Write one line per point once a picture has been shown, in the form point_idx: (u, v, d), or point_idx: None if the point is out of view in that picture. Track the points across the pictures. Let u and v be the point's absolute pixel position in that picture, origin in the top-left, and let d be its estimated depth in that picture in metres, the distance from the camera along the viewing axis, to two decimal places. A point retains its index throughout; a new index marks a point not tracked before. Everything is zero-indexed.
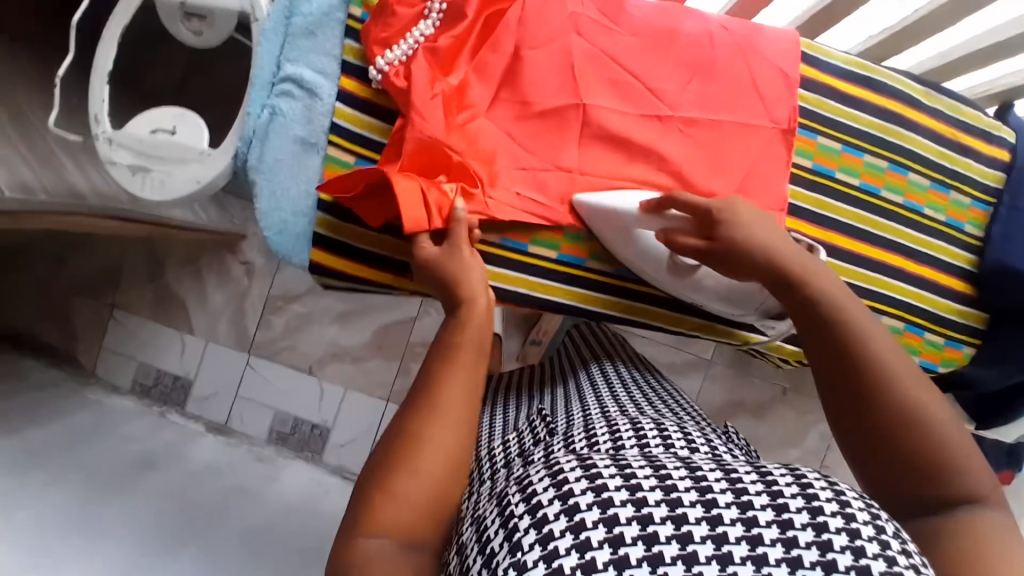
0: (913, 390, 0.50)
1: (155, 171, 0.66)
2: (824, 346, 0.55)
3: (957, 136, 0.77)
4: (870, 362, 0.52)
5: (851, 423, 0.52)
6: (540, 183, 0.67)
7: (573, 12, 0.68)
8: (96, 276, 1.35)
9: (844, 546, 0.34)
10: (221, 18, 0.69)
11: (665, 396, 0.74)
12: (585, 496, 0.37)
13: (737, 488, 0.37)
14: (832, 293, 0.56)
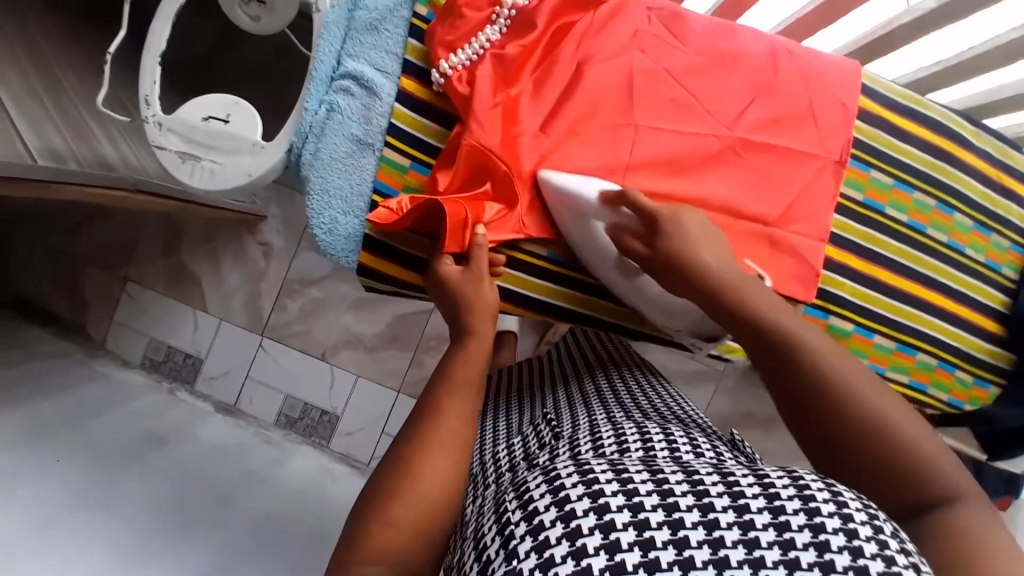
0: (861, 391, 0.47)
1: (205, 160, 0.66)
2: (766, 354, 0.51)
3: (1002, 179, 0.77)
4: (811, 369, 0.48)
5: (809, 430, 0.48)
6: None
7: (637, 28, 0.68)
8: (112, 247, 1.34)
9: (843, 546, 0.32)
10: (281, 5, 0.67)
11: (669, 397, 0.71)
12: (581, 501, 0.37)
13: (734, 491, 0.36)
14: (759, 294, 0.53)
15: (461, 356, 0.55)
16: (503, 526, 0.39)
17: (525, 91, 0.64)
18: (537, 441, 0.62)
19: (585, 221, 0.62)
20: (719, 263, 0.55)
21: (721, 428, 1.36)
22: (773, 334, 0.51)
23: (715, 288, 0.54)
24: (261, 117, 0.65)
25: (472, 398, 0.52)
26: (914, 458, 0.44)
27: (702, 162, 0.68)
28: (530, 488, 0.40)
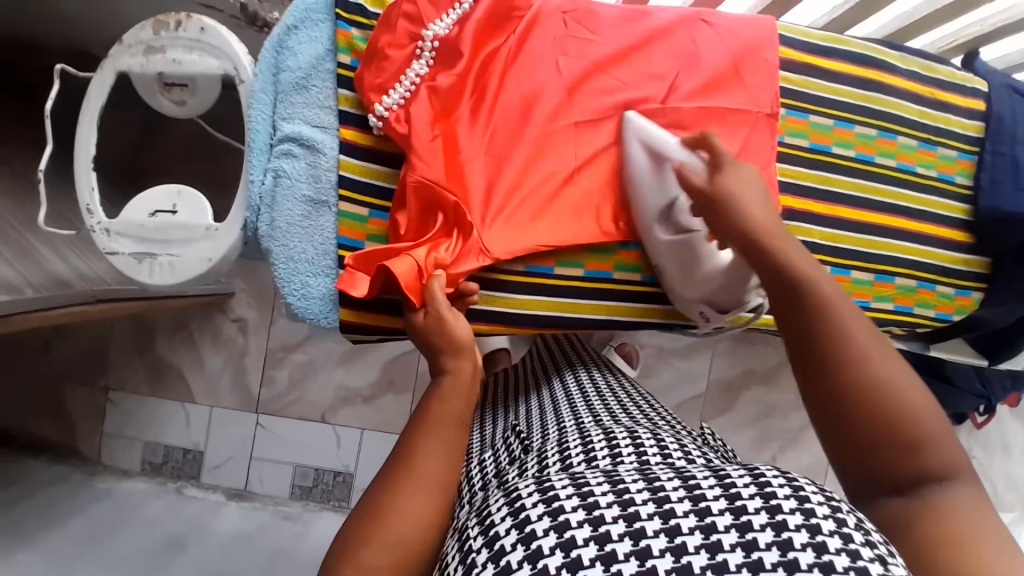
0: (870, 359, 0.49)
1: (160, 256, 0.64)
2: (793, 306, 0.55)
3: (933, 93, 0.80)
4: (830, 328, 0.51)
5: (810, 379, 0.51)
6: (538, 207, 0.67)
7: (557, 32, 0.69)
8: (83, 359, 1.29)
9: (805, 542, 0.35)
10: (202, 84, 0.66)
11: (636, 398, 0.75)
12: (541, 522, 0.39)
13: (695, 495, 0.39)
14: (794, 252, 0.57)
15: (437, 395, 0.56)
16: (467, 557, 0.41)
17: (463, 118, 0.65)
18: (507, 456, 0.65)
19: (659, 165, 0.65)
20: (759, 224, 0.58)
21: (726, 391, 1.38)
22: (799, 290, 0.54)
23: (758, 240, 0.58)
24: (209, 201, 0.64)
25: (452, 437, 0.53)
26: (909, 428, 0.46)
27: None
28: (493, 513, 0.43)
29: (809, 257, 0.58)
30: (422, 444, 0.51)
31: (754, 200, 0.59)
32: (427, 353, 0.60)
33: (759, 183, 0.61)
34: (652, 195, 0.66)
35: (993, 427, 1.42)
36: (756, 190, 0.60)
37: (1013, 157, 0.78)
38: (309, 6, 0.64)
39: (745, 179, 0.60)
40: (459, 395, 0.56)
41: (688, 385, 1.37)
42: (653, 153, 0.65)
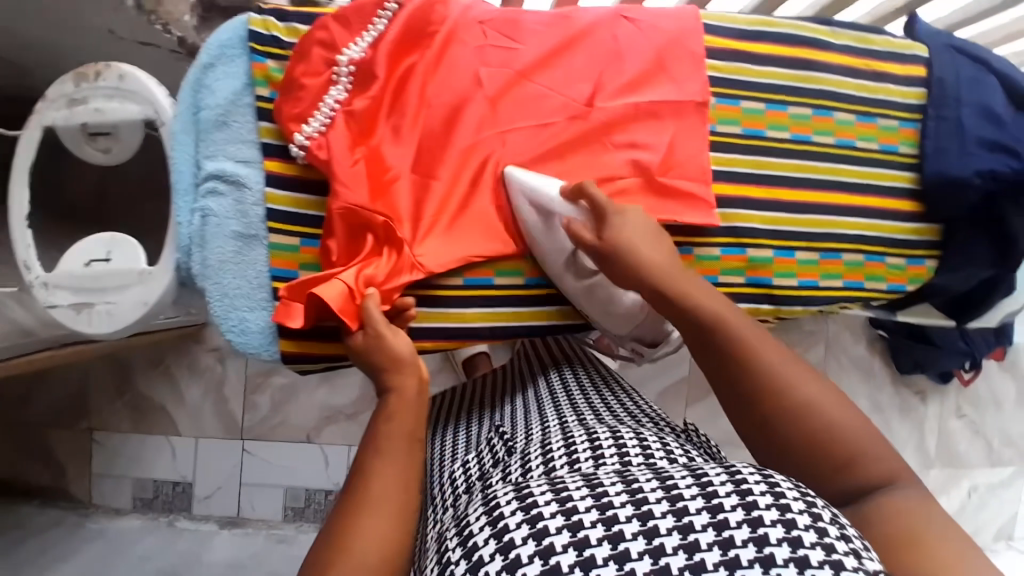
0: (800, 392, 0.55)
1: (98, 304, 0.64)
2: (712, 351, 0.58)
3: (869, 64, 0.79)
4: (760, 369, 0.56)
5: (750, 418, 0.56)
6: (472, 221, 0.66)
7: (478, 43, 0.68)
8: (64, 402, 1.30)
9: (775, 520, 0.39)
10: (126, 131, 0.67)
11: (619, 394, 0.76)
12: (520, 530, 0.41)
13: (672, 494, 0.42)
14: (703, 295, 0.59)
15: (384, 416, 0.56)
16: (448, 567, 0.43)
17: (384, 140, 0.65)
18: (490, 458, 0.66)
19: (548, 219, 0.65)
20: (665, 270, 0.60)
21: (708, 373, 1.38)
22: (726, 334, 0.57)
23: (661, 288, 0.59)
24: (141, 244, 0.65)
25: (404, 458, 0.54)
26: (841, 447, 0.53)
27: (574, 150, 0.69)
28: (471, 522, 0.45)
29: (719, 298, 0.60)
30: (381, 458, 0.53)
31: (650, 248, 0.60)
32: (371, 375, 0.60)
33: (647, 224, 0.62)
34: (552, 249, 0.65)
35: (982, 384, 1.41)
36: (648, 237, 0.61)
37: (957, 121, 0.76)
38: (223, 42, 0.63)
39: (634, 227, 0.61)
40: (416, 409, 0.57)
41: (670, 371, 1.37)
42: (540, 211, 0.64)
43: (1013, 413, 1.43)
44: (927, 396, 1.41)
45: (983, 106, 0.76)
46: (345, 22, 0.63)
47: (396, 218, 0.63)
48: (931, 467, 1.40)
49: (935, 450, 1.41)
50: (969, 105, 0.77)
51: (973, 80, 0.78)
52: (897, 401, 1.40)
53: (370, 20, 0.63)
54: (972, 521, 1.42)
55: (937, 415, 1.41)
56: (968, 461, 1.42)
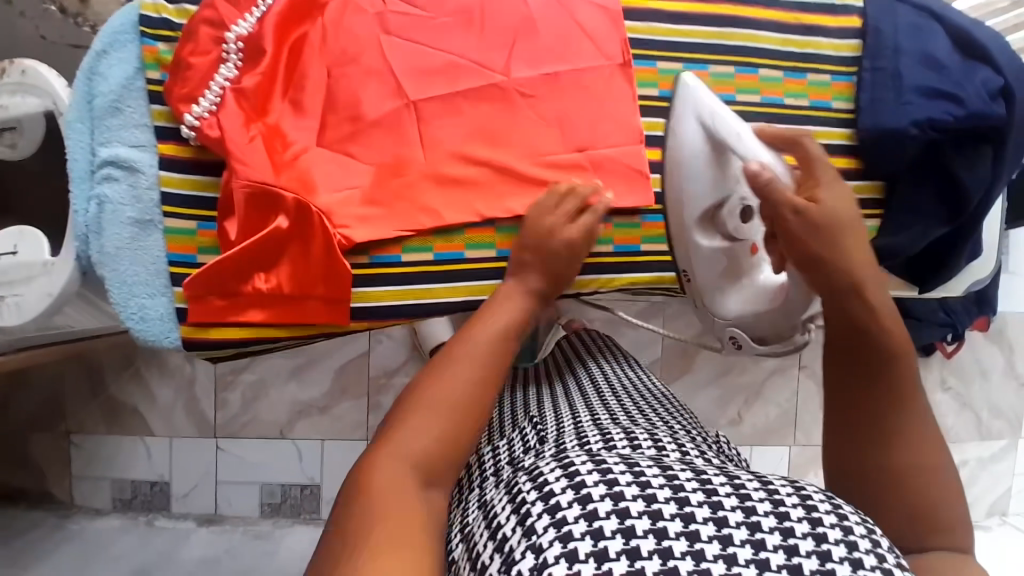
0: (921, 428, 0.54)
1: (8, 296, 0.65)
2: (862, 348, 0.56)
3: (798, 18, 0.76)
4: (906, 376, 0.55)
5: (854, 404, 0.56)
6: (383, 196, 0.64)
7: (379, 12, 0.66)
8: (39, 406, 1.31)
9: (843, 556, 0.40)
10: (29, 123, 0.68)
11: (652, 398, 0.73)
12: (597, 488, 0.44)
13: (741, 493, 0.44)
14: (880, 293, 0.58)
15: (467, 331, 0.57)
16: (521, 507, 0.46)
17: (283, 116, 0.64)
18: (522, 443, 0.64)
19: (715, 159, 0.65)
20: (848, 245, 0.58)
21: (682, 354, 1.35)
22: (889, 349, 0.56)
23: (844, 251, 0.58)
24: (46, 236, 0.65)
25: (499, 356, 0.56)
26: (929, 485, 0.52)
27: (486, 118, 0.67)
28: (549, 480, 0.46)
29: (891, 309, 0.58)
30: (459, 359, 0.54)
31: (852, 229, 0.59)
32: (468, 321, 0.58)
33: (854, 212, 0.60)
34: (698, 191, 0.66)
35: (968, 354, 1.36)
36: (856, 218, 0.60)
37: (895, 71, 0.73)
38: (115, 29, 0.63)
39: (842, 202, 0.60)
40: (478, 372, 0.54)
41: (640, 353, 1.34)
42: (716, 144, 0.64)
43: (1001, 384, 1.38)
44: None
45: (923, 53, 0.73)
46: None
47: (303, 194, 0.61)
48: None
49: None
50: (907, 53, 0.74)
51: (912, 28, 0.75)
52: None
53: None
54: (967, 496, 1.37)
55: None
56: (956, 436, 1.37)
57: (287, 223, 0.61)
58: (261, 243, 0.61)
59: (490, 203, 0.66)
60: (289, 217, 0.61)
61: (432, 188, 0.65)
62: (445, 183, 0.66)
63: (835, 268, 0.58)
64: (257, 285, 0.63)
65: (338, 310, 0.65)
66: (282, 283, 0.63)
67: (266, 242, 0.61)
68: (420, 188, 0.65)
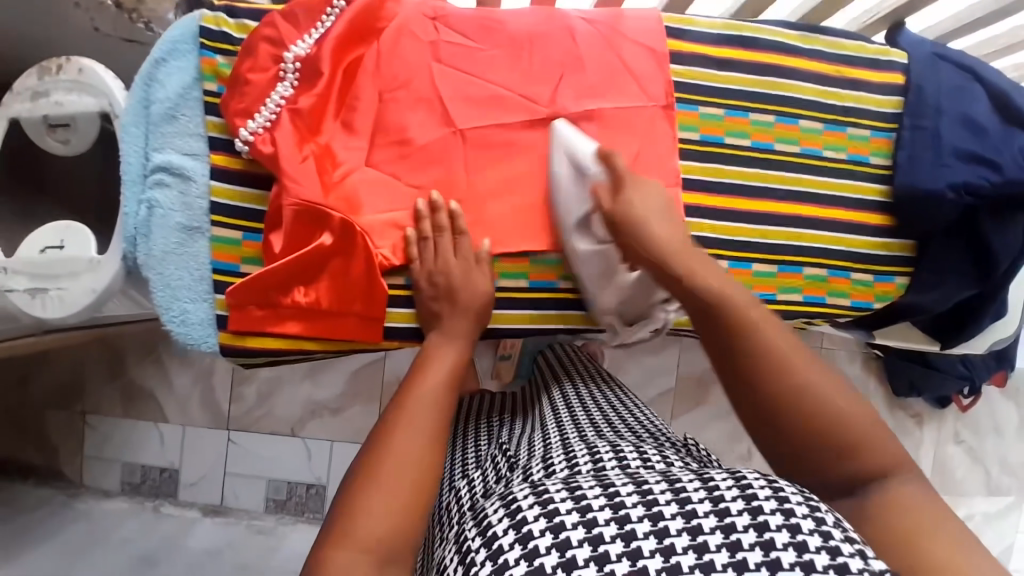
0: (809, 375, 0.53)
1: (51, 290, 0.65)
2: (713, 331, 0.55)
3: (842, 72, 0.77)
4: (757, 350, 0.53)
5: (746, 402, 0.54)
6: None
7: (431, 41, 0.68)
8: (59, 384, 1.34)
9: (781, 524, 0.40)
10: (83, 123, 0.68)
11: (629, 407, 0.72)
12: (538, 523, 0.42)
13: (682, 497, 0.43)
14: (705, 270, 0.57)
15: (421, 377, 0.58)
16: (467, 555, 0.44)
17: (334, 135, 0.65)
18: (494, 473, 0.63)
19: (580, 177, 0.64)
20: (666, 242, 0.58)
21: (695, 385, 1.36)
22: (717, 315, 0.55)
23: (668, 265, 0.57)
24: (94, 233, 0.66)
25: (439, 410, 0.56)
26: (846, 431, 0.51)
27: (530, 150, 0.68)
28: (492, 522, 0.44)
29: (722, 275, 0.58)
30: (406, 415, 0.55)
31: (657, 219, 0.60)
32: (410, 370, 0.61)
33: (665, 202, 0.61)
34: (570, 206, 0.64)
35: (982, 410, 1.37)
36: (658, 208, 0.61)
37: (935, 131, 0.73)
38: (175, 38, 0.64)
39: (652, 202, 0.61)
40: (423, 436, 0.54)
41: (655, 381, 1.36)
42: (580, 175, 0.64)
43: (1013, 441, 1.38)
44: (923, 420, 1.36)
45: (963, 115, 0.74)
46: (293, 19, 0.63)
47: (349, 213, 0.63)
48: None
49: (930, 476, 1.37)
50: (948, 114, 0.74)
51: (955, 88, 0.75)
52: (893, 424, 1.35)
53: (318, 18, 0.64)
54: None
55: (933, 440, 1.36)
56: (964, 489, 1.37)
57: (330, 241, 0.62)
58: (297, 260, 0.62)
59: (527, 235, 0.67)
60: (333, 236, 0.62)
61: (473, 216, 0.67)
62: (486, 212, 0.67)
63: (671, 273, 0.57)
64: (296, 298, 0.64)
65: (373, 328, 0.66)
66: (320, 298, 0.64)
67: (300, 259, 0.62)
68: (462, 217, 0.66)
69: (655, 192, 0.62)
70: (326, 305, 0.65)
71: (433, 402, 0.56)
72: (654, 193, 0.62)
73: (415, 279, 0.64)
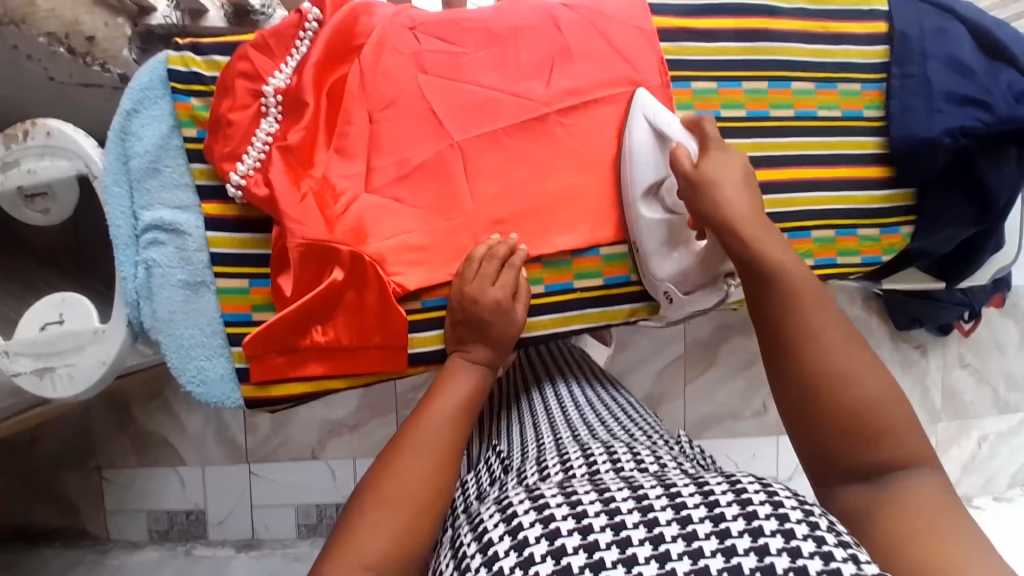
0: (848, 360, 0.50)
1: (59, 367, 0.63)
2: (763, 295, 0.55)
3: (826, 27, 0.75)
4: (801, 322, 0.52)
5: (781, 376, 0.52)
6: (436, 237, 0.64)
7: (412, 52, 0.65)
8: (67, 444, 1.31)
9: (775, 529, 0.37)
10: (62, 189, 0.66)
11: (631, 412, 0.68)
12: (533, 530, 0.39)
13: (677, 502, 0.40)
14: (772, 241, 0.56)
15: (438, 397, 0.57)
16: (463, 563, 0.42)
17: (329, 164, 0.63)
18: (489, 475, 0.59)
19: (663, 146, 0.63)
20: (736, 211, 0.57)
21: (706, 349, 1.37)
22: (773, 283, 0.54)
23: (734, 228, 0.56)
24: (93, 302, 0.63)
25: (444, 434, 0.54)
26: (874, 420, 0.48)
27: (528, 152, 0.67)
28: (488, 528, 0.42)
29: (788, 250, 0.56)
30: (408, 442, 0.53)
31: (732, 187, 0.58)
32: (432, 390, 0.58)
33: (745, 173, 0.60)
34: (641, 172, 0.64)
35: (985, 332, 1.40)
36: (738, 180, 0.59)
37: (923, 77, 0.73)
38: (144, 85, 0.61)
39: (729, 169, 0.59)
40: (430, 460, 0.52)
41: (666, 350, 1.36)
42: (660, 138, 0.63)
43: (1018, 357, 1.42)
44: (928, 349, 1.38)
45: (949, 57, 0.73)
46: (266, 50, 0.61)
47: (357, 244, 0.61)
48: (937, 421, 1.40)
49: (942, 403, 1.40)
50: (934, 58, 0.73)
51: (937, 32, 0.74)
52: (898, 357, 1.38)
53: (292, 45, 0.61)
54: (987, 467, 1.42)
55: (940, 367, 1.39)
56: (976, 411, 1.41)
57: (342, 275, 0.60)
58: (309, 301, 0.60)
59: (537, 238, 0.66)
60: (344, 270, 0.60)
61: (486, 228, 0.65)
62: (497, 220, 0.65)
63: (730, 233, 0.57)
64: (315, 338, 0.62)
65: (397, 357, 0.64)
66: (339, 334, 0.63)
67: (311, 301, 0.60)
68: (473, 231, 0.65)
69: (739, 163, 0.60)
70: (346, 341, 0.63)
71: (447, 426, 0.55)
72: (738, 164, 0.60)
73: (450, 300, 0.63)
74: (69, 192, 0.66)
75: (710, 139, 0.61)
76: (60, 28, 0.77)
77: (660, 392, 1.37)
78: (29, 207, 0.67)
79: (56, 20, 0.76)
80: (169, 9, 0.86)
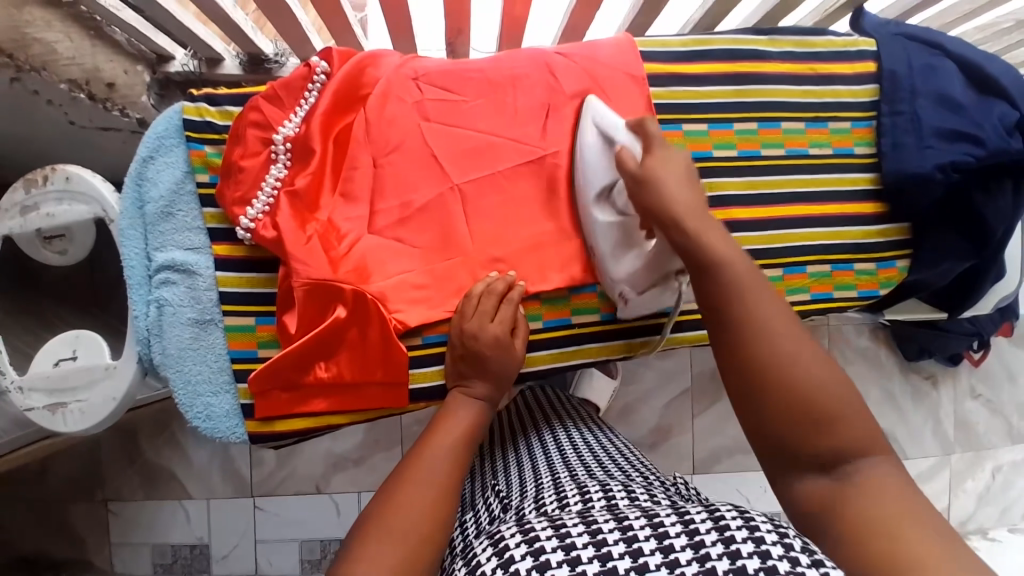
0: (797, 353, 0.49)
1: (71, 403, 0.65)
2: (708, 287, 0.53)
3: (815, 69, 0.78)
4: (749, 315, 0.51)
5: (733, 365, 0.51)
6: (438, 275, 0.66)
7: (415, 101, 0.69)
8: (76, 476, 1.32)
9: (752, 551, 0.38)
10: (79, 231, 0.70)
11: (627, 455, 0.69)
12: (524, 562, 0.40)
13: (659, 533, 0.41)
14: (715, 235, 0.54)
15: (435, 435, 0.58)
16: None
17: (335, 209, 0.66)
18: (487, 515, 0.61)
19: (609, 149, 0.63)
20: (679, 205, 0.54)
21: (709, 381, 1.38)
22: (716, 274, 0.52)
23: (679, 221, 0.54)
24: (105, 338, 0.66)
25: (448, 471, 0.55)
26: (823, 405, 0.48)
27: (526, 193, 0.69)
28: (481, 561, 0.43)
29: (732, 241, 0.54)
30: (411, 478, 0.54)
31: (676, 181, 0.56)
32: (427, 428, 0.60)
33: (689, 169, 0.58)
34: (592, 177, 0.64)
35: (995, 362, 1.40)
36: (683, 175, 0.57)
37: (913, 114, 0.75)
38: (159, 134, 0.65)
39: (673, 164, 0.57)
40: (429, 492, 0.53)
41: (670, 382, 1.37)
42: (608, 143, 0.63)
43: None
44: (938, 380, 1.38)
45: (939, 93, 0.74)
46: (277, 100, 0.64)
47: (359, 283, 0.63)
48: (951, 452, 1.38)
49: (954, 434, 1.39)
50: (924, 95, 0.75)
51: (927, 68, 0.76)
52: (910, 388, 1.37)
53: (301, 95, 0.65)
54: (1001, 500, 1.39)
55: (951, 398, 1.38)
56: (989, 442, 1.40)
57: (344, 313, 0.62)
58: (313, 337, 0.62)
59: (535, 276, 0.68)
60: (348, 309, 0.62)
61: (484, 267, 0.67)
62: (494, 256, 0.68)
63: (672, 228, 0.55)
64: (317, 373, 0.64)
65: (398, 392, 0.66)
66: (341, 371, 0.64)
67: (315, 337, 0.62)
68: (472, 269, 0.67)
69: (682, 159, 0.58)
70: (348, 376, 0.64)
71: (448, 462, 0.56)
72: (682, 161, 0.58)
73: (451, 336, 0.64)
74: (85, 235, 0.70)
75: (654, 139, 0.58)
76: (80, 75, 0.81)
77: (666, 425, 1.37)
78: (48, 250, 0.70)
79: (77, 67, 0.80)
80: (186, 57, 0.93)
